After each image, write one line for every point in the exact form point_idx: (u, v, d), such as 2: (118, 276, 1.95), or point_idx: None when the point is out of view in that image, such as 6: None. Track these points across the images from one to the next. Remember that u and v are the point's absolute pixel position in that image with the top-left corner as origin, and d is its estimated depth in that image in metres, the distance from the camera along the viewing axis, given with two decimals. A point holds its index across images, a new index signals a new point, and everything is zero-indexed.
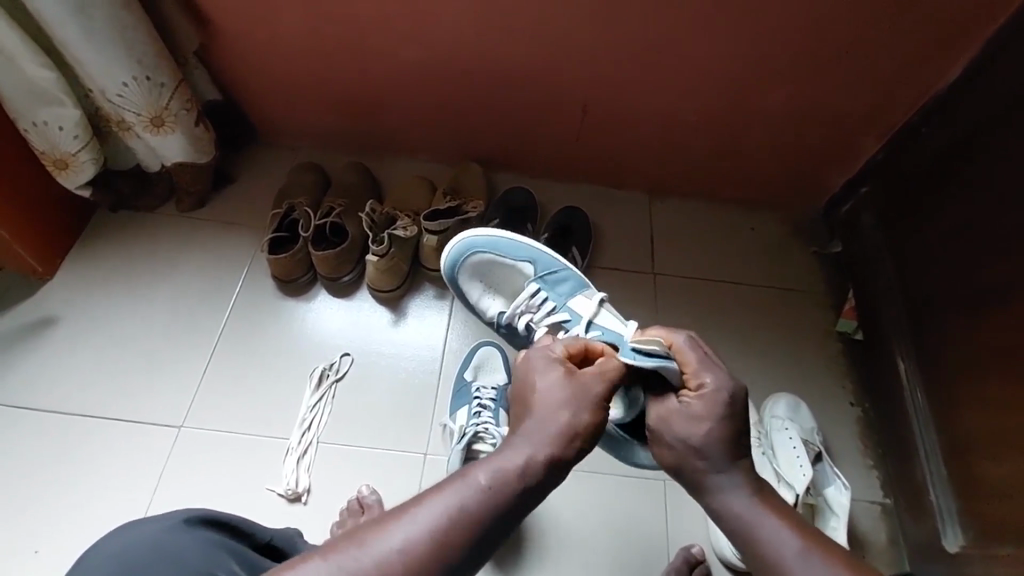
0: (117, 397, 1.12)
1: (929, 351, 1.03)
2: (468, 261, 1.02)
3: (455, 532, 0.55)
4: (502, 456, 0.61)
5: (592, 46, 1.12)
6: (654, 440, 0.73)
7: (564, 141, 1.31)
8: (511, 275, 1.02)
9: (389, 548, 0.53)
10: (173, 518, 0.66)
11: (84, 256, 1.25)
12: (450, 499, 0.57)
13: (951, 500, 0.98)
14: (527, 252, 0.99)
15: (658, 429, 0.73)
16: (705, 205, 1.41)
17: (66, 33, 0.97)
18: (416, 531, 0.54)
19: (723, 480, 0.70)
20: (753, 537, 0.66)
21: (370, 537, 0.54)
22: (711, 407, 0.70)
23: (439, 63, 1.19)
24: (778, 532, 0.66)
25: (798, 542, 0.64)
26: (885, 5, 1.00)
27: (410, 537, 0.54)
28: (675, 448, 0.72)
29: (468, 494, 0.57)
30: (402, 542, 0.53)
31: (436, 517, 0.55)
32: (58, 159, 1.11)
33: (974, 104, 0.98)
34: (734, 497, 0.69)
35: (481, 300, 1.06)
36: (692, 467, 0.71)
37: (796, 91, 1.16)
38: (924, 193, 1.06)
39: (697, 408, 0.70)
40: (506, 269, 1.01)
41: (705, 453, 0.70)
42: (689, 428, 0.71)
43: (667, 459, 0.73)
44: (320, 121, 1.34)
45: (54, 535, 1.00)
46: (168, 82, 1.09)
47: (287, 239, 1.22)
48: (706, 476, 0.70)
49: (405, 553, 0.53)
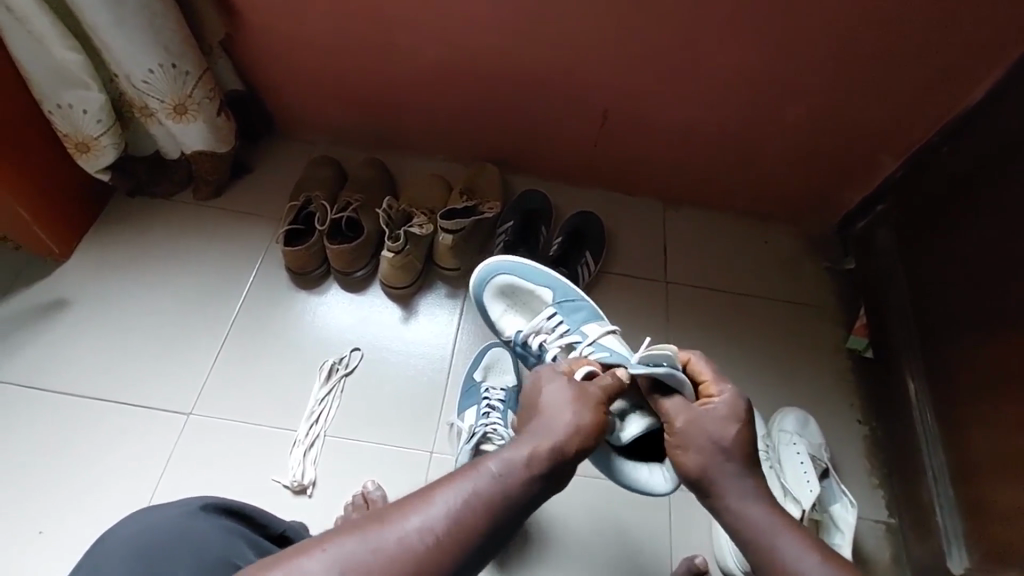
0: (129, 382, 1.12)
1: (940, 371, 1.03)
2: (493, 282, 1.03)
3: (471, 518, 0.56)
4: (510, 449, 0.62)
5: (616, 52, 1.13)
6: (678, 443, 0.73)
7: (582, 146, 1.32)
8: (531, 299, 1.03)
9: (408, 530, 0.54)
10: (190, 505, 0.67)
11: (100, 240, 1.25)
12: (465, 487, 0.58)
13: (957, 521, 0.97)
14: (544, 278, 1.02)
15: (687, 432, 0.73)
16: (720, 216, 1.40)
17: (95, 18, 0.98)
18: (433, 513, 0.56)
19: (738, 488, 0.71)
20: (772, 551, 0.67)
21: (392, 519, 0.55)
22: (734, 409, 0.74)
23: (460, 64, 1.19)
24: (795, 547, 0.66)
25: (815, 554, 0.65)
26: (909, 25, 1.00)
27: (429, 520, 0.55)
28: (702, 451, 0.72)
29: (483, 483, 0.59)
30: (420, 527, 0.55)
31: (452, 502, 0.57)
32: (81, 143, 1.12)
33: (995, 127, 0.98)
34: (749, 507, 0.70)
35: (503, 319, 1.03)
36: (717, 473, 0.72)
37: (815, 107, 1.16)
38: (940, 214, 1.05)
39: (722, 410, 0.74)
40: (527, 290, 1.02)
41: (731, 455, 0.72)
42: (717, 430, 0.72)
43: (694, 464, 0.72)
44: (338, 116, 1.34)
45: (59, 518, 1.00)
46: (193, 70, 1.10)
47: (304, 231, 1.22)
48: (726, 480, 0.71)
49: (422, 537, 0.54)
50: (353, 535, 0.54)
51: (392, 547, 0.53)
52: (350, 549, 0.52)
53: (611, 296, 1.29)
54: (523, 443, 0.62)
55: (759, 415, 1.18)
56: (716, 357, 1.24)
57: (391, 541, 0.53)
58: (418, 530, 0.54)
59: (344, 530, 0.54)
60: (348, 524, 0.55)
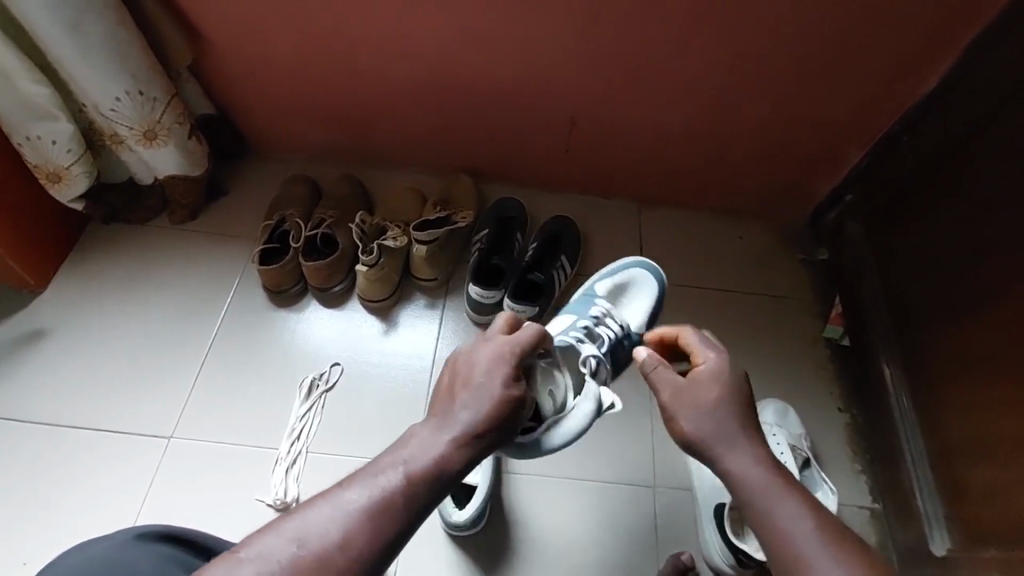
0: (109, 409, 1.12)
1: (915, 356, 1.04)
2: (623, 273, 1.08)
3: (387, 512, 0.55)
4: (420, 433, 0.61)
5: (581, 57, 1.14)
6: (671, 411, 0.74)
7: (553, 152, 1.33)
8: (625, 307, 1.06)
9: (311, 537, 0.53)
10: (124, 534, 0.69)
11: (78, 268, 1.26)
12: (367, 489, 0.56)
13: (938, 504, 0.98)
14: (652, 319, 1.06)
15: (680, 397, 0.74)
16: (694, 214, 1.42)
17: (62, 51, 0.99)
18: (347, 513, 0.54)
19: (736, 447, 0.70)
20: (766, 519, 0.64)
21: (299, 527, 0.53)
22: (718, 376, 0.75)
23: (429, 78, 1.21)
24: (789, 513, 0.64)
25: (810, 523, 0.63)
26: (861, 18, 1.02)
27: (330, 522, 0.54)
28: (695, 418, 0.72)
29: (383, 482, 0.57)
30: (332, 525, 0.53)
31: (364, 501, 0.55)
32: (52, 173, 1.12)
33: (951, 115, 1.01)
34: (748, 472, 0.68)
35: (603, 284, 1.06)
36: (712, 437, 0.71)
37: (777, 102, 1.18)
38: (905, 204, 1.08)
39: (709, 373, 0.75)
40: (630, 303, 1.06)
41: (723, 417, 0.72)
42: (708, 394, 0.73)
43: (690, 429, 0.72)
44: (311, 135, 1.36)
45: (42, 548, 1.00)
46: (160, 96, 1.11)
47: (278, 250, 1.23)
48: (720, 443, 0.70)
49: (327, 546, 0.52)
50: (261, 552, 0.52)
51: (295, 561, 0.51)
52: (250, 570, 0.51)
53: None
54: (439, 426, 0.62)
55: None
56: None
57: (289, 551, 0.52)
58: (317, 536, 0.53)
59: (243, 545, 0.53)
60: (248, 537, 0.53)
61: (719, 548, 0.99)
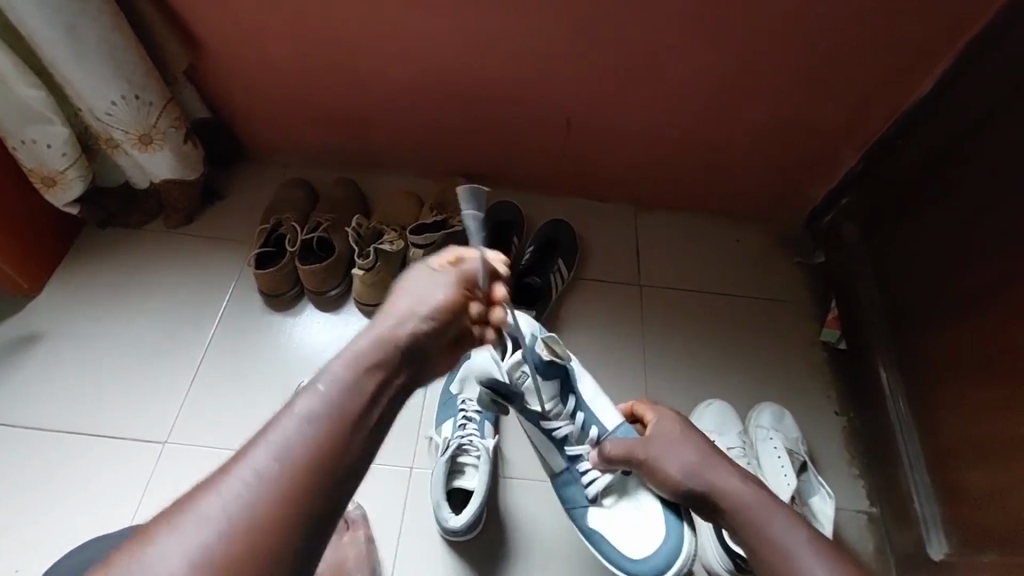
0: (103, 414, 1.11)
1: (913, 359, 1.04)
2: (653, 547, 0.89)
3: (313, 440, 0.54)
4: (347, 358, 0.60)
5: (578, 60, 1.14)
6: (651, 462, 0.83)
7: (550, 155, 1.33)
8: (624, 524, 0.92)
9: (233, 494, 0.50)
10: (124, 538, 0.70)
11: (72, 273, 1.25)
12: (286, 428, 0.54)
13: (936, 508, 0.98)
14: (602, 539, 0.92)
15: (649, 447, 0.84)
16: (691, 216, 1.42)
17: (57, 55, 0.99)
18: (269, 457, 0.52)
19: (721, 471, 0.78)
20: (766, 537, 0.70)
21: (219, 485, 0.50)
22: (665, 417, 0.87)
23: (425, 82, 1.21)
24: (785, 527, 0.70)
25: (805, 535, 0.69)
26: (855, 23, 1.03)
27: (255, 469, 0.51)
28: (670, 458, 0.81)
29: (304, 413, 0.55)
30: (255, 471, 0.51)
31: (287, 438, 0.53)
32: (46, 177, 1.12)
33: (946, 121, 1.01)
34: (740, 492, 0.75)
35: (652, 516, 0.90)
36: (694, 470, 0.79)
37: (773, 107, 1.18)
38: (900, 207, 1.08)
39: (660, 421, 0.86)
40: (627, 531, 0.91)
41: (694, 445, 0.81)
42: (667, 435, 0.83)
43: (673, 470, 0.80)
44: (306, 139, 1.36)
45: (34, 557, 0.99)
46: (156, 100, 1.11)
47: (275, 254, 1.23)
48: (703, 470, 0.78)
49: (250, 494, 0.50)
50: (184, 515, 0.49)
51: (217, 531, 0.48)
52: (176, 538, 0.48)
53: (587, 301, 1.30)
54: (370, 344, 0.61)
55: (737, 411, 1.19)
56: (692, 357, 1.24)
57: (205, 521, 0.49)
58: (243, 485, 0.50)
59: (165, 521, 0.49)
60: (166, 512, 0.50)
61: (716, 553, 0.99)
